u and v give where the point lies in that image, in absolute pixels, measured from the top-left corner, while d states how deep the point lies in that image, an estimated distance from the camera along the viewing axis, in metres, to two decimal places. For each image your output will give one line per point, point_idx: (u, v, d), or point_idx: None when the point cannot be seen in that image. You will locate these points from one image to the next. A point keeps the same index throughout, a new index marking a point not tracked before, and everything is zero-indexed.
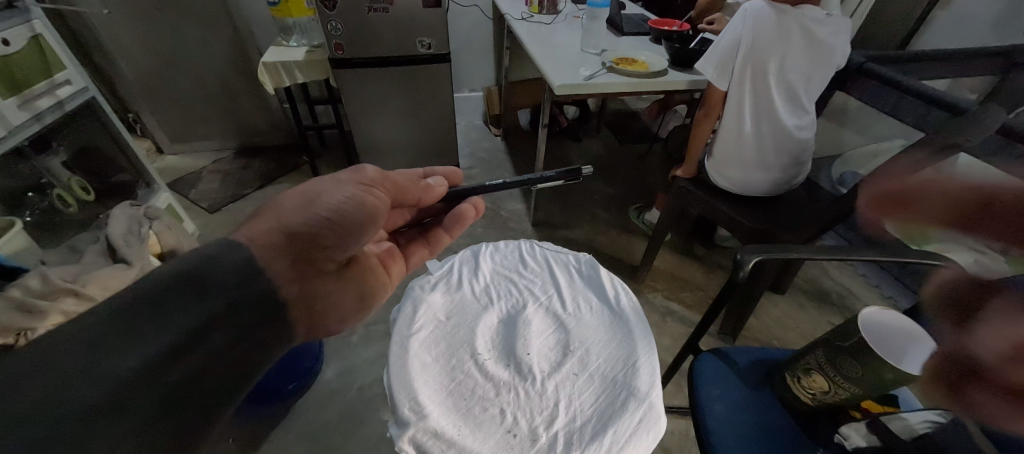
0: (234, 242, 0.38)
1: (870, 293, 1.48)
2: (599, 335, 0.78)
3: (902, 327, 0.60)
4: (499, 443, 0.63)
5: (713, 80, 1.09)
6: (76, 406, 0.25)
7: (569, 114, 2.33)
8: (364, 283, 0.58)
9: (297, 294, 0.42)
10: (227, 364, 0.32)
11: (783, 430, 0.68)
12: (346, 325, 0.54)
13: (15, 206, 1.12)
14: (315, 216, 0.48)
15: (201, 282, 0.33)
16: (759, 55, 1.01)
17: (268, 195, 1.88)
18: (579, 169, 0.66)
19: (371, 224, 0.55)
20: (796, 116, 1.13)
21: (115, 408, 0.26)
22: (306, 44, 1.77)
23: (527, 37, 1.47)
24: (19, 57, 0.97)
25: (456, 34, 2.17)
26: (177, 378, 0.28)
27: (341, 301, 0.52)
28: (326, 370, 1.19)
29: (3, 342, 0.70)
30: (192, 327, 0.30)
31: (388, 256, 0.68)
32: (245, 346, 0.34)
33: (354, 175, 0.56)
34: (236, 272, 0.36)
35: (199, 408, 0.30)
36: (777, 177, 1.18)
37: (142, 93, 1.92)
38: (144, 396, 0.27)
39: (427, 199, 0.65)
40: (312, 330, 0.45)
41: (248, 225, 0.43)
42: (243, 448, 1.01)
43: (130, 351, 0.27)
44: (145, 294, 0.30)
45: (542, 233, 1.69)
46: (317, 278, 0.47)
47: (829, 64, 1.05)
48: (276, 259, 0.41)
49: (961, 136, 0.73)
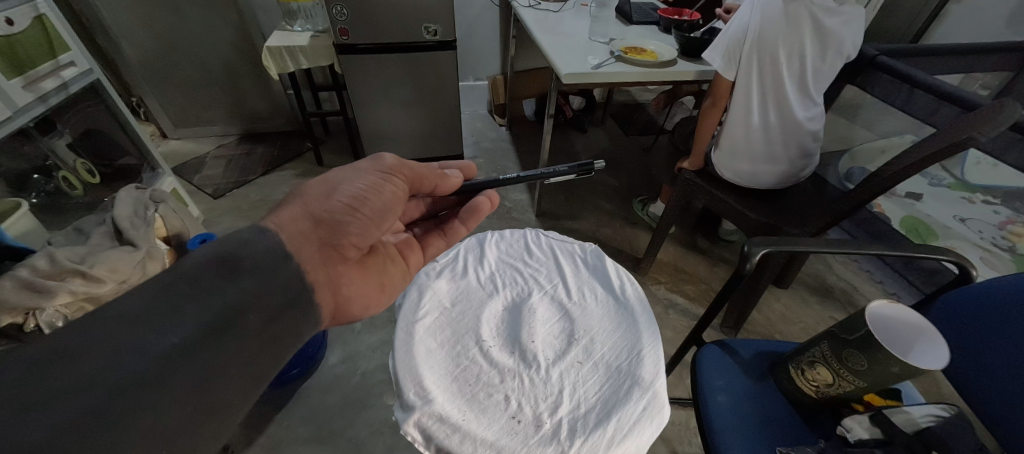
0: (261, 229, 0.39)
1: (873, 289, 1.48)
2: (604, 324, 0.79)
3: (914, 323, 0.59)
4: (504, 429, 0.64)
5: (721, 70, 1.07)
6: (119, 377, 0.25)
7: (575, 104, 2.31)
8: (383, 271, 0.58)
9: (323, 280, 0.42)
10: (260, 344, 0.33)
11: (788, 422, 0.68)
12: (367, 311, 0.54)
13: (18, 187, 1.10)
14: (336, 204, 0.48)
15: (234, 264, 0.34)
16: (767, 45, 0.99)
17: (271, 182, 1.87)
18: (592, 163, 0.65)
19: (391, 213, 0.54)
20: (804, 108, 1.11)
21: (155, 381, 0.26)
22: (310, 29, 1.74)
23: (534, 25, 1.45)
24: (23, 37, 0.96)
25: (462, 21, 2.14)
26: (212, 355, 0.29)
27: (363, 287, 0.52)
28: (329, 356, 1.20)
29: (13, 321, 0.70)
30: (227, 307, 0.31)
31: (406, 245, 0.68)
32: (275, 327, 0.34)
33: (373, 164, 0.56)
34: (266, 256, 0.36)
35: (234, 387, 0.30)
36: (787, 172, 1.17)
37: (145, 76, 1.91)
38: (184, 370, 0.27)
39: (442, 189, 0.65)
40: (336, 315, 0.46)
41: (275, 214, 0.44)
42: (248, 431, 1.03)
43: (168, 328, 0.28)
44: (184, 274, 0.31)
45: (545, 224, 1.69)
46: (341, 266, 0.47)
47: (840, 54, 1.02)
48: (302, 245, 0.41)
49: (976, 131, 0.69)
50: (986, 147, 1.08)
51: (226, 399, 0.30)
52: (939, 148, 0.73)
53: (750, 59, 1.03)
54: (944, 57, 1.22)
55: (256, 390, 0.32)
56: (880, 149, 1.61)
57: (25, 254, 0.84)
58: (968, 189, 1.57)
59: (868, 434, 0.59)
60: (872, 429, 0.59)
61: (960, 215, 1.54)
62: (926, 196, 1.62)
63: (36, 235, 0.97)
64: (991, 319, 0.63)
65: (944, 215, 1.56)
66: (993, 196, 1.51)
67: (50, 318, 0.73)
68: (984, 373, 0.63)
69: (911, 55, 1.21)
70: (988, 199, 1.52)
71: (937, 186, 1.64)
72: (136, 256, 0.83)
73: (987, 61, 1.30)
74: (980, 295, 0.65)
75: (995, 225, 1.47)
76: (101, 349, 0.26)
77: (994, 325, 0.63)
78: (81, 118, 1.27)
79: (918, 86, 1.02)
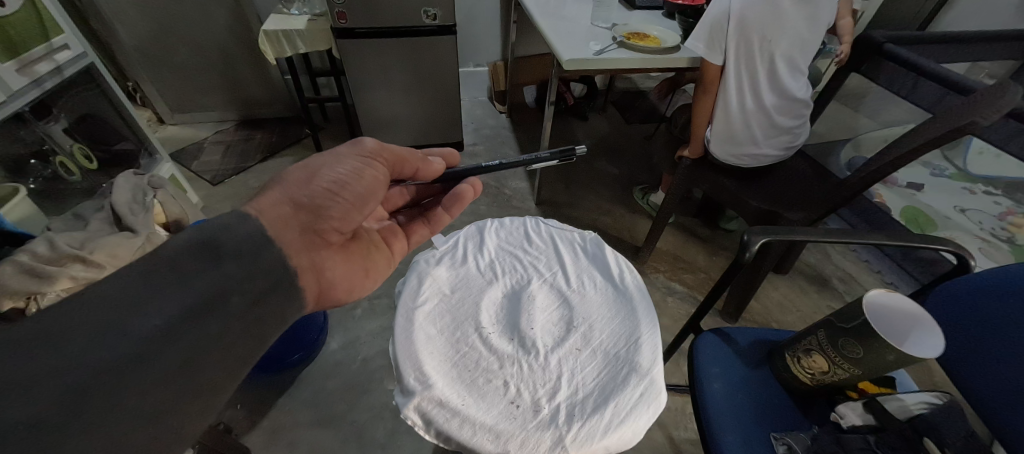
0: (242, 214, 0.39)
1: (871, 279, 1.49)
2: (603, 311, 0.79)
3: (911, 310, 0.59)
4: (502, 414, 0.65)
5: (707, 57, 1.05)
6: (102, 358, 0.26)
7: (577, 91, 2.28)
8: (368, 257, 0.59)
9: (306, 263, 0.42)
10: (242, 326, 0.33)
11: (780, 407, 0.69)
12: (351, 296, 0.55)
13: (16, 173, 1.10)
14: (316, 189, 0.48)
15: (217, 248, 0.34)
16: (749, 28, 0.98)
17: (269, 168, 1.86)
18: (573, 148, 0.64)
19: (371, 198, 0.54)
20: (793, 79, 1.09)
21: (139, 361, 0.27)
22: (307, 12, 1.70)
23: (535, 9, 1.42)
24: (16, 18, 0.94)
25: (463, 4, 2.09)
26: (196, 336, 0.30)
27: (348, 272, 0.53)
28: (330, 342, 1.21)
29: (14, 306, 0.70)
30: (210, 290, 0.32)
31: (389, 232, 0.68)
32: (259, 311, 0.35)
33: (353, 148, 0.55)
34: (249, 240, 0.37)
35: (221, 367, 0.31)
36: (777, 153, 1.19)
37: (141, 60, 1.89)
38: (169, 351, 0.28)
39: (424, 174, 0.64)
40: (321, 299, 0.47)
41: (257, 198, 0.43)
42: (251, 414, 1.04)
43: (150, 310, 0.29)
44: (168, 259, 0.31)
45: (545, 212, 1.69)
46: (322, 250, 0.47)
47: (823, 22, 1.01)
48: (283, 229, 0.41)
49: (979, 115, 0.69)
50: (989, 136, 1.07)
51: (212, 377, 0.30)
52: (941, 132, 0.73)
53: (736, 43, 1.01)
54: (952, 44, 1.20)
55: (242, 371, 0.33)
56: (881, 139, 1.56)
57: (25, 239, 0.84)
58: (970, 180, 1.59)
59: (862, 421, 0.60)
60: (866, 416, 0.60)
61: (960, 206, 1.54)
62: (926, 187, 1.62)
63: (35, 219, 0.97)
64: (987, 305, 0.64)
65: (944, 205, 1.56)
66: (994, 187, 1.54)
67: (51, 302, 0.74)
68: (980, 366, 0.64)
69: (920, 42, 1.19)
70: (989, 190, 1.55)
71: (938, 176, 1.65)
72: (136, 242, 0.83)
73: (1000, 47, 1.27)
74: (982, 288, 0.65)
75: (995, 216, 1.48)
76: (89, 330, 0.26)
77: (991, 312, 0.63)
78: (76, 102, 1.25)
79: (925, 75, 1.01)
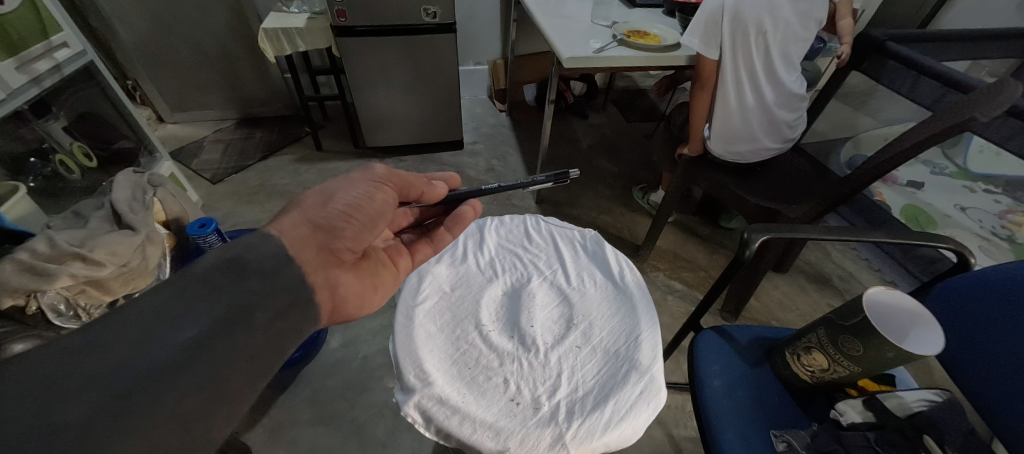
0: (265, 234, 0.39)
1: (870, 277, 1.49)
2: (604, 309, 0.79)
3: (910, 308, 0.59)
4: (501, 411, 0.65)
5: (702, 52, 1.05)
6: (136, 371, 0.25)
7: (577, 90, 2.30)
8: (376, 274, 0.57)
9: (322, 280, 0.41)
10: (264, 340, 0.32)
11: (786, 410, 0.69)
12: (362, 312, 0.53)
13: (16, 172, 1.10)
14: (333, 211, 0.48)
15: (243, 265, 0.34)
16: (745, 22, 0.97)
17: (269, 167, 1.85)
18: (568, 171, 0.63)
19: (383, 219, 0.54)
20: (788, 72, 1.09)
21: (170, 374, 0.26)
22: (306, 10, 1.70)
23: (536, 7, 1.42)
24: (14, 17, 0.94)
25: (463, 2, 2.08)
26: (225, 351, 0.29)
27: (360, 288, 0.51)
28: (330, 340, 1.21)
29: (14, 304, 0.71)
30: (238, 305, 0.31)
31: (395, 251, 0.66)
32: (281, 324, 0.34)
33: (364, 174, 0.55)
34: (272, 258, 0.36)
35: (243, 379, 0.30)
36: (773, 149, 1.19)
37: (141, 59, 1.89)
38: (198, 365, 0.27)
39: (429, 197, 0.64)
40: (334, 315, 0.45)
41: (277, 220, 0.43)
42: (251, 412, 1.04)
43: (181, 324, 0.28)
44: (194, 276, 0.31)
45: (545, 210, 1.69)
46: (336, 268, 0.46)
47: (817, 16, 1.01)
48: (302, 247, 0.41)
49: (978, 111, 0.69)
50: (989, 134, 1.07)
51: (236, 389, 0.30)
52: (942, 129, 0.74)
53: (733, 38, 1.01)
54: (955, 42, 1.19)
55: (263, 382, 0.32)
56: (884, 136, 1.61)
57: (25, 237, 0.84)
58: (969, 178, 1.57)
59: (861, 418, 0.61)
60: (865, 413, 0.61)
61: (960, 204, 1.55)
62: (927, 185, 1.62)
63: (35, 218, 0.97)
64: (987, 305, 0.64)
65: (946, 204, 1.56)
66: (995, 185, 1.51)
67: (52, 300, 0.74)
68: (981, 365, 0.64)
69: (923, 40, 1.18)
70: (990, 188, 1.52)
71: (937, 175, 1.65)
72: (137, 241, 0.83)
73: (1004, 45, 1.26)
74: (983, 287, 0.65)
75: (995, 215, 1.47)
76: (118, 345, 0.26)
77: (991, 311, 0.63)
78: (76, 100, 1.25)
79: (925, 72, 1.00)
